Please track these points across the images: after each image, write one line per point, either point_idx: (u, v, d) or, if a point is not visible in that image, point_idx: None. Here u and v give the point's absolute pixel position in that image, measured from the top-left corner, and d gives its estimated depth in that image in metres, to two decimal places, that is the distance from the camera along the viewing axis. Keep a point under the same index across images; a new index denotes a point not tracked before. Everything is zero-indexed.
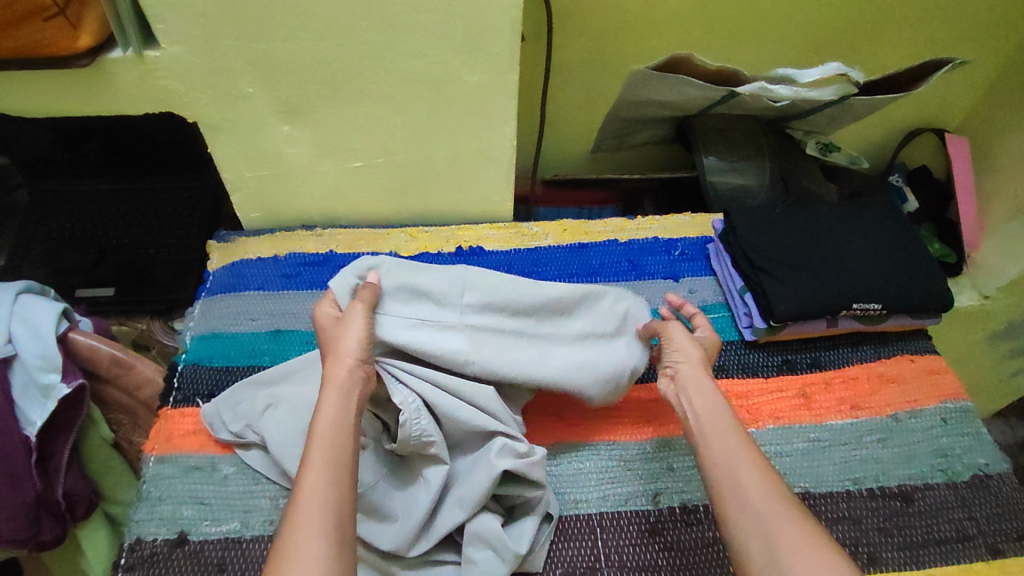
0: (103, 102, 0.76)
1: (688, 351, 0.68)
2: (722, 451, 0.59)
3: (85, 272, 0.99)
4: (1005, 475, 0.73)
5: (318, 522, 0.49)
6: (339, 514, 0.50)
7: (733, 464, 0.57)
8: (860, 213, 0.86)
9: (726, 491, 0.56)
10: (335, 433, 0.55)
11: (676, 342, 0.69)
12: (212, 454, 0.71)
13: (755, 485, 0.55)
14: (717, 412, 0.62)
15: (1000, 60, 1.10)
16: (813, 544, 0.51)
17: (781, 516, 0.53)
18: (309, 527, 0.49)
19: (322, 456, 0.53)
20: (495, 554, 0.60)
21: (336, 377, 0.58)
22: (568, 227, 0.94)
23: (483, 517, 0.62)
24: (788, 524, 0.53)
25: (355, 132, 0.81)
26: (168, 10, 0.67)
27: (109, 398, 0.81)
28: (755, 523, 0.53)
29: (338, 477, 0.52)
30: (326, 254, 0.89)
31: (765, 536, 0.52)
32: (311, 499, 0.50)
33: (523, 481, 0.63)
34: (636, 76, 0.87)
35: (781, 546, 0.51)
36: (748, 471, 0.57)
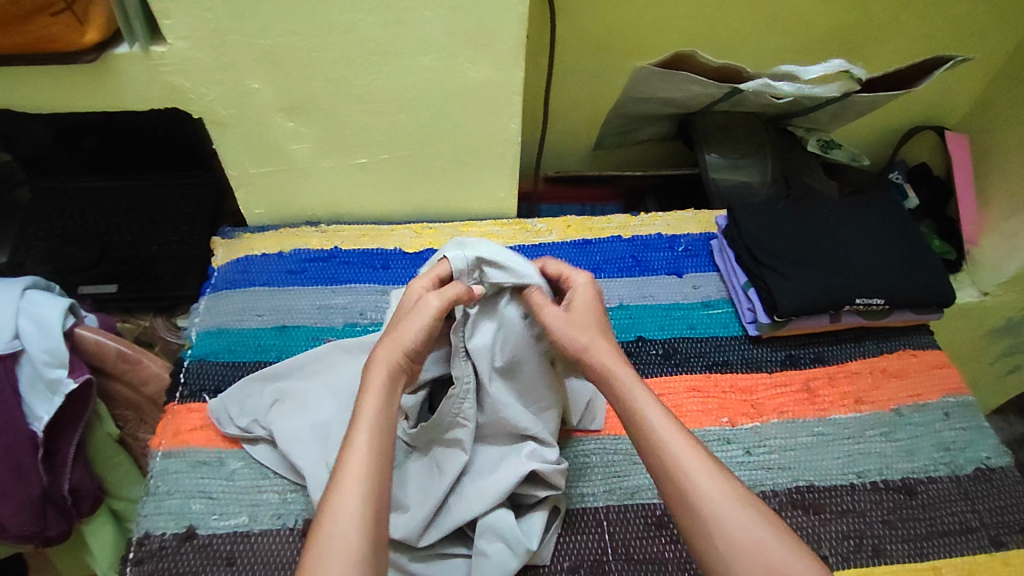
0: (107, 98, 0.76)
1: (571, 335, 0.61)
2: (658, 450, 0.54)
3: (88, 269, 1.00)
4: (1007, 468, 0.73)
5: (352, 515, 0.48)
6: (376, 506, 0.50)
7: (670, 463, 0.53)
8: (863, 209, 0.87)
9: (670, 494, 0.52)
10: (380, 422, 0.54)
11: (556, 332, 0.61)
12: (220, 448, 0.71)
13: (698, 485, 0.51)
14: (644, 402, 0.56)
15: (1000, 58, 1.11)
16: (765, 547, 0.48)
17: (728, 518, 0.50)
18: (342, 519, 0.48)
19: (363, 444, 0.52)
20: (505, 546, 0.61)
21: (383, 359, 0.57)
22: (572, 224, 0.94)
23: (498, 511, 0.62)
24: (732, 523, 0.49)
25: (360, 128, 0.81)
26: (175, 6, 0.67)
27: (114, 393, 0.81)
28: (703, 528, 0.50)
29: (377, 467, 0.51)
30: (330, 250, 0.89)
31: (716, 542, 0.49)
32: (351, 488, 0.50)
33: (545, 482, 0.64)
34: (640, 72, 0.88)
35: (730, 550, 0.48)
36: (690, 469, 0.52)
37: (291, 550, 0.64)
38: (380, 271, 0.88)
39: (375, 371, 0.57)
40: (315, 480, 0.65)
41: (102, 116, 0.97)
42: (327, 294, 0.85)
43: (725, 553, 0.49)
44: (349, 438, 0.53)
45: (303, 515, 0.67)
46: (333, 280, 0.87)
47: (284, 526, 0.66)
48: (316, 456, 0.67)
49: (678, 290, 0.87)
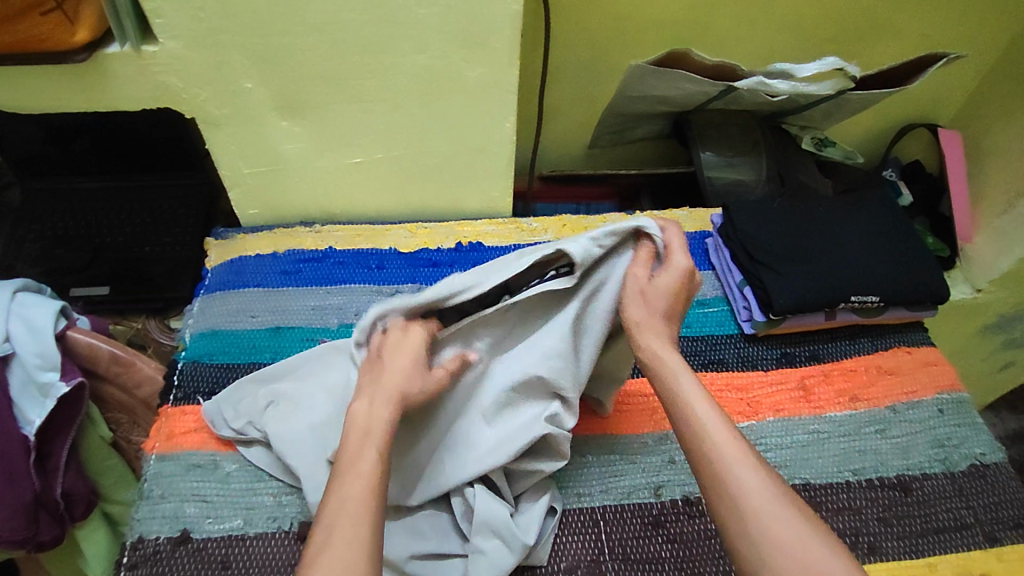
0: (98, 98, 0.75)
1: (635, 307, 0.61)
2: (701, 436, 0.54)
3: (79, 271, 0.98)
4: (1001, 464, 0.73)
5: (359, 537, 0.48)
6: (379, 530, 0.50)
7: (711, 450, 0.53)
8: (857, 206, 0.87)
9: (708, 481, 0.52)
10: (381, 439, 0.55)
11: (633, 307, 0.61)
12: (214, 451, 0.71)
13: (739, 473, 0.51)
14: (692, 391, 0.57)
15: (993, 55, 1.12)
16: (801, 540, 0.47)
17: (766, 508, 0.49)
18: (348, 541, 0.48)
19: (370, 465, 0.53)
20: (502, 544, 0.61)
21: (383, 398, 0.57)
22: (567, 223, 0.95)
23: (489, 497, 0.63)
24: (771, 516, 0.48)
25: (354, 128, 0.81)
26: (167, 5, 0.66)
27: (107, 396, 0.80)
28: (739, 515, 0.49)
29: (378, 492, 0.52)
30: (325, 250, 0.89)
31: (751, 531, 0.48)
32: (357, 507, 0.50)
33: (553, 450, 0.65)
34: (635, 70, 0.88)
35: (765, 539, 0.47)
36: (730, 458, 0.52)
37: (287, 553, 0.64)
38: (375, 271, 0.88)
39: (381, 399, 0.57)
40: (310, 482, 0.65)
41: (91, 116, 0.96)
42: (322, 295, 0.85)
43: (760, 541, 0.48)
44: (356, 457, 0.54)
45: (297, 517, 0.66)
46: (328, 281, 0.86)
47: (279, 529, 0.66)
48: (311, 458, 0.67)
49: None
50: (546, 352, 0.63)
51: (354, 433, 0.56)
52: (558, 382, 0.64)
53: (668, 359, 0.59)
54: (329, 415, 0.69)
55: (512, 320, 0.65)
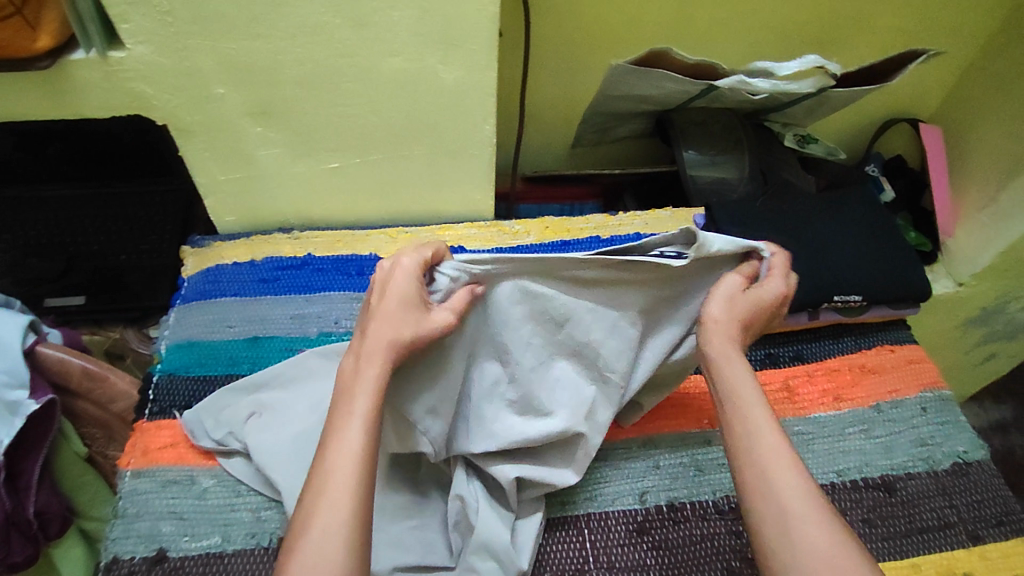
0: (64, 105, 0.73)
1: (715, 308, 0.60)
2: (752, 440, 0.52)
3: (53, 280, 0.97)
4: (983, 462, 0.73)
5: (338, 525, 0.46)
6: (363, 518, 0.47)
7: (758, 455, 0.51)
8: (840, 205, 0.86)
9: (748, 484, 0.51)
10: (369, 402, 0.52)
11: (716, 306, 0.60)
12: (191, 466, 0.69)
13: (783, 482, 0.50)
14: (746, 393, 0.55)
15: (973, 50, 1.12)
16: (839, 557, 0.46)
17: (804, 518, 0.48)
18: (328, 531, 0.45)
19: (357, 440, 0.50)
20: (497, 564, 0.61)
21: (365, 351, 0.54)
22: (549, 224, 0.94)
23: (488, 514, 0.63)
24: (809, 522, 0.48)
25: (330, 133, 0.79)
26: (132, 9, 0.64)
27: (80, 412, 0.78)
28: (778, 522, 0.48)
29: (365, 477, 0.49)
30: (303, 257, 0.88)
31: (787, 541, 0.47)
32: (340, 492, 0.47)
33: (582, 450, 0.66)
34: (616, 70, 0.87)
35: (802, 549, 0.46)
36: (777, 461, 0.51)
37: (267, 570, 0.63)
38: (355, 277, 0.86)
39: (369, 356, 0.54)
40: (291, 496, 0.64)
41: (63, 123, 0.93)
42: (301, 303, 0.83)
43: (795, 552, 0.47)
44: (340, 429, 0.50)
45: (277, 533, 0.65)
46: (306, 289, 0.85)
47: (259, 545, 0.65)
48: (294, 468, 0.66)
49: None
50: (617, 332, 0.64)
51: (340, 397, 0.53)
52: (608, 366, 0.65)
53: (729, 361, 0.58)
54: (312, 427, 0.68)
55: (593, 276, 0.61)
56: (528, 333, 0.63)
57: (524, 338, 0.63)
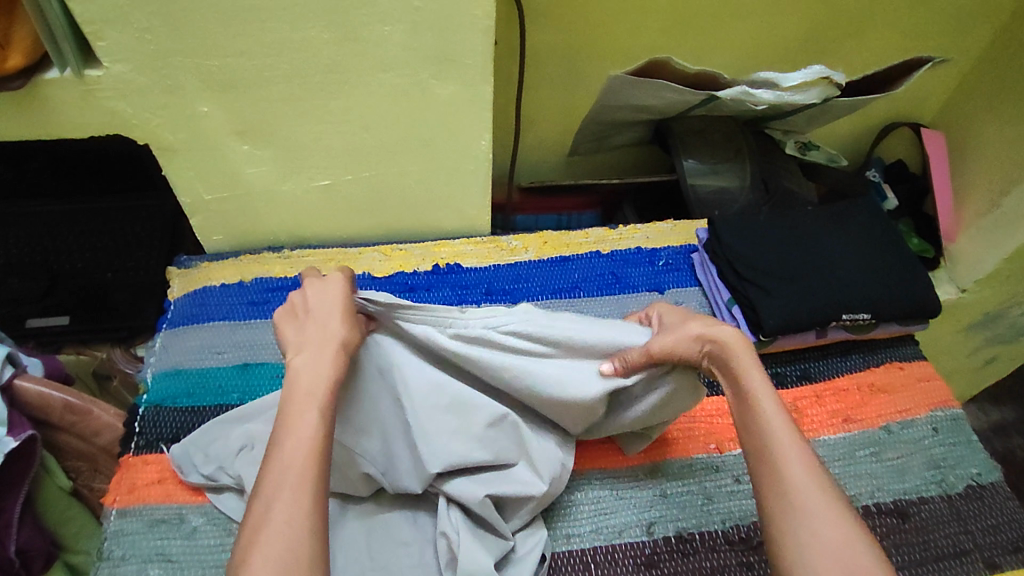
0: (38, 125, 0.69)
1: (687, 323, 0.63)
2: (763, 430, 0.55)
3: (35, 300, 0.92)
4: (998, 484, 0.72)
5: (302, 510, 0.46)
6: (321, 504, 0.47)
7: (770, 446, 0.54)
8: (844, 217, 0.85)
9: (764, 480, 0.53)
10: (311, 397, 0.52)
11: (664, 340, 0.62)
12: (180, 504, 0.66)
13: (793, 471, 0.52)
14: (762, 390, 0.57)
15: (974, 53, 1.10)
16: (851, 547, 0.47)
17: (819, 512, 0.49)
18: (289, 517, 0.45)
19: (311, 429, 0.50)
20: None
21: (308, 344, 0.56)
22: (548, 239, 0.91)
23: (474, 544, 0.60)
24: (822, 519, 0.49)
25: (319, 150, 0.76)
26: (108, 26, 0.61)
27: (63, 445, 0.75)
28: (788, 509, 0.50)
29: (322, 460, 0.49)
30: (295, 277, 0.85)
31: (794, 527, 0.49)
32: (299, 478, 0.47)
33: (530, 463, 0.64)
34: (614, 80, 0.84)
35: (814, 543, 0.48)
36: (791, 456, 0.53)
37: None
38: None
39: (319, 356, 0.55)
40: None
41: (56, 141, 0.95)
42: None
43: (806, 539, 0.48)
44: (296, 417, 0.50)
45: None
46: None
47: None
48: None
49: None
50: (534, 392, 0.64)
51: (298, 394, 0.52)
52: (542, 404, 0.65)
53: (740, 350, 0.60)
54: None
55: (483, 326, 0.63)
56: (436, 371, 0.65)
57: (436, 377, 0.65)
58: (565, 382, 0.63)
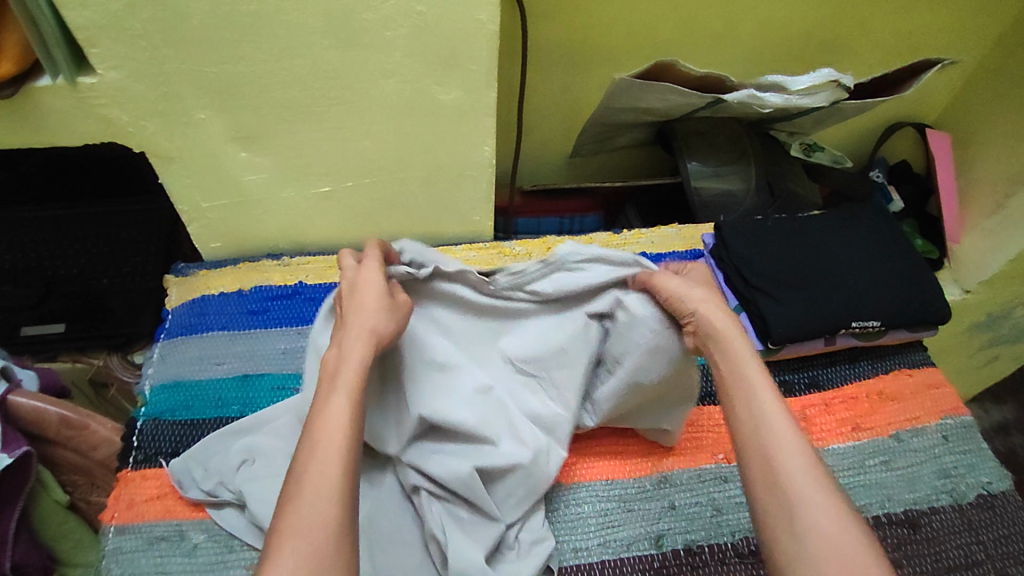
0: (31, 134, 0.67)
1: (687, 295, 0.61)
2: (760, 423, 0.52)
3: (29, 309, 0.90)
4: (1009, 493, 0.71)
5: (332, 486, 0.45)
6: (352, 479, 0.47)
7: (765, 436, 0.51)
8: (851, 222, 0.84)
9: (756, 471, 0.50)
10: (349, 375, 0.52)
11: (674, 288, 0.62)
12: (180, 520, 0.65)
13: (791, 465, 0.49)
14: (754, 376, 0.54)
15: (981, 53, 1.09)
16: (850, 542, 0.45)
17: (818, 504, 0.47)
18: (320, 491, 0.45)
19: (343, 409, 0.50)
20: None
21: (346, 326, 0.57)
22: (552, 244, 0.90)
23: (462, 541, 0.60)
24: (822, 510, 0.47)
25: (319, 157, 0.75)
26: (102, 33, 0.59)
27: (60, 459, 0.74)
28: (788, 506, 0.47)
29: (353, 442, 0.49)
30: (295, 285, 0.83)
31: (793, 523, 0.47)
32: (329, 455, 0.47)
33: (516, 436, 0.65)
34: (618, 83, 0.82)
35: (815, 537, 0.46)
36: (786, 446, 0.50)
37: None
38: None
39: (352, 342, 0.55)
40: None
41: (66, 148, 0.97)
42: (293, 336, 0.80)
43: (804, 533, 0.46)
44: (325, 402, 0.50)
45: None
46: (299, 320, 0.81)
47: None
48: None
49: None
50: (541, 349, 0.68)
51: (325, 377, 0.53)
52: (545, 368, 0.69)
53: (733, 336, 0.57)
54: None
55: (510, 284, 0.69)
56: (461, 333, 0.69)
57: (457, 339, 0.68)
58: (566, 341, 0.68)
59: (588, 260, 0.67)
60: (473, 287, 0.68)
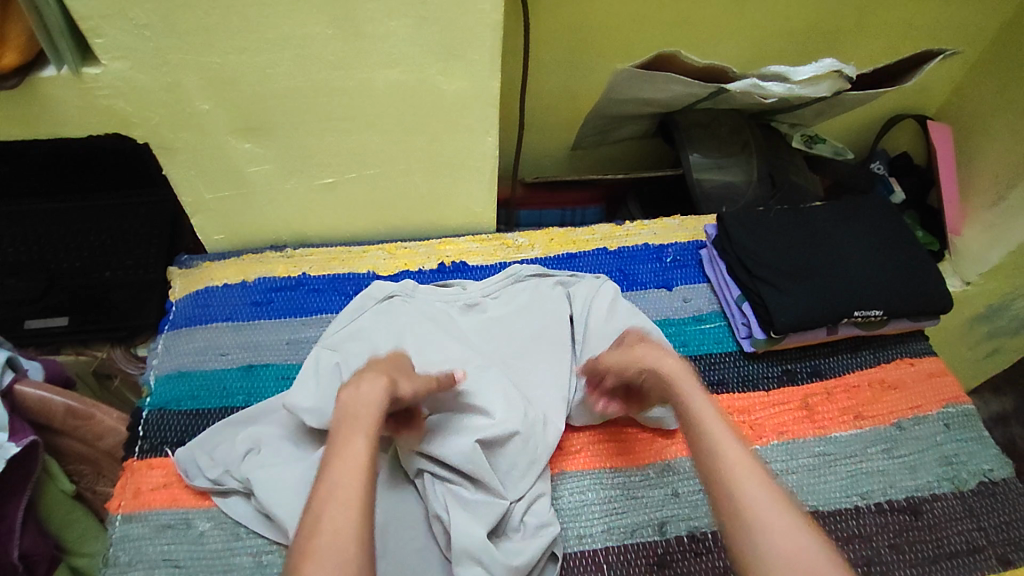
0: (36, 124, 0.68)
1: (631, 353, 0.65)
2: (714, 451, 0.52)
3: (34, 302, 0.90)
4: (1009, 480, 0.72)
5: (349, 522, 0.45)
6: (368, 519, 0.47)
7: (721, 463, 0.51)
8: (854, 213, 0.84)
9: (717, 497, 0.50)
10: (358, 420, 0.53)
11: (616, 359, 0.66)
12: (186, 508, 0.66)
13: (749, 486, 0.48)
14: (707, 413, 0.55)
15: (982, 44, 1.09)
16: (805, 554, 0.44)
17: (773, 520, 0.46)
18: (339, 529, 0.45)
19: (359, 450, 0.50)
20: (484, 570, 0.58)
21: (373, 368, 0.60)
22: (555, 236, 0.90)
23: (466, 519, 0.60)
24: (776, 525, 0.46)
25: (322, 147, 0.75)
26: (106, 22, 0.59)
27: (66, 449, 0.74)
28: (743, 527, 0.47)
29: (369, 480, 0.49)
30: (299, 276, 0.83)
31: (753, 542, 0.46)
32: (347, 490, 0.47)
33: (506, 404, 0.67)
34: (621, 74, 0.82)
35: (773, 554, 0.44)
36: (740, 470, 0.50)
37: None
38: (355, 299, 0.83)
39: (370, 385, 0.57)
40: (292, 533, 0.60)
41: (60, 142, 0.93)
42: (297, 327, 0.80)
43: (761, 552, 0.45)
44: (344, 443, 0.51)
45: None
46: (303, 311, 0.81)
47: None
48: (297, 504, 0.62)
49: (669, 304, 0.84)
50: (516, 341, 0.75)
51: (344, 418, 0.54)
52: (529, 357, 0.74)
53: (682, 377, 0.60)
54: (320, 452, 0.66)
55: (481, 297, 0.79)
56: (445, 332, 0.74)
57: (443, 337, 0.73)
58: (540, 327, 0.76)
59: (537, 273, 0.82)
60: (450, 302, 0.78)
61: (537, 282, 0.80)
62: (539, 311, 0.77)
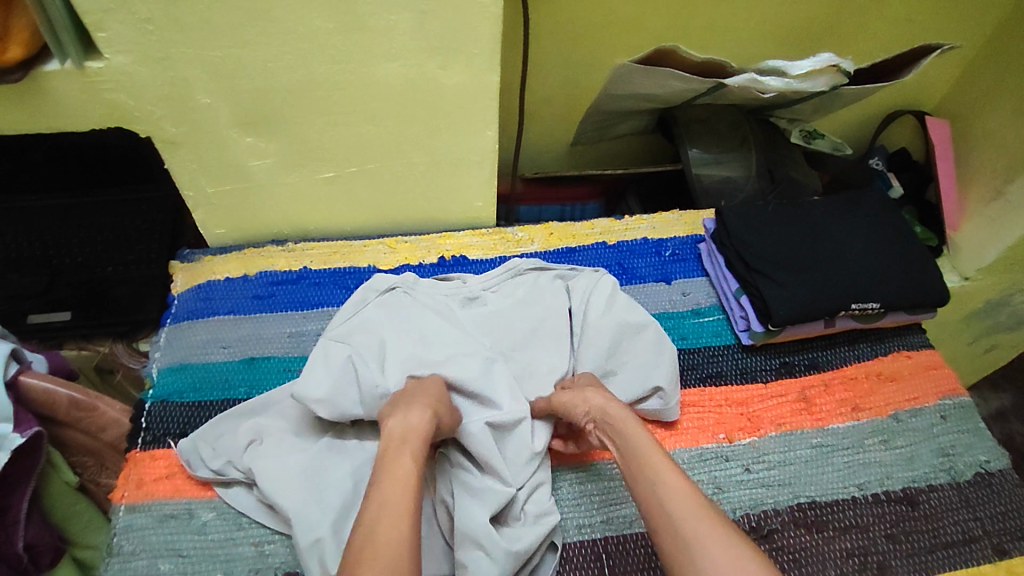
0: (40, 118, 0.68)
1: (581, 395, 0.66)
2: (653, 486, 0.54)
3: (37, 297, 0.90)
4: (1006, 471, 0.72)
5: (401, 534, 0.48)
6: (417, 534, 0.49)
7: (659, 496, 0.53)
8: (852, 207, 0.84)
9: (660, 527, 0.51)
10: (410, 443, 0.56)
11: (568, 400, 0.66)
12: (188, 499, 0.66)
13: (681, 512, 0.51)
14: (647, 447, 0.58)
15: (980, 39, 1.09)
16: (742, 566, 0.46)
17: (708, 540, 0.48)
18: (394, 538, 0.47)
19: (408, 468, 0.54)
20: (486, 554, 0.59)
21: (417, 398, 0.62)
22: (554, 230, 0.91)
23: (469, 504, 0.61)
24: (713, 543, 0.48)
25: (323, 142, 0.75)
26: (109, 16, 0.60)
27: (70, 441, 0.75)
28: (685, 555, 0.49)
29: (415, 495, 0.52)
30: (300, 270, 0.84)
31: (694, 568, 0.47)
32: (398, 505, 0.50)
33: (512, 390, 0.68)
34: (620, 69, 0.83)
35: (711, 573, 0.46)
36: (675, 497, 0.52)
37: None
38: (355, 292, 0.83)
39: (417, 412, 0.60)
40: (294, 520, 0.61)
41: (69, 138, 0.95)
42: (298, 321, 0.80)
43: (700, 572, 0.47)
44: (393, 462, 0.54)
45: (283, 568, 0.62)
46: (304, 305, 0.82)
47: None
48: (299, 493, 0.63)
49: (669, 298, 0.84)
50: (516, 330, 0.76)
51: (391, 441, 0.57)
52: (530, 344, 0.75)
53: (625, 417, 0.62)
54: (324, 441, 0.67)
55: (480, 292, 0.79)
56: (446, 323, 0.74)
57: (443, 328, 0.74)
58: (540, 318, 0.77)
59: (536, 267, 0.82)
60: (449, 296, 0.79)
61: (536, 277, 0.81)
62: (536, 303, 0.78)
